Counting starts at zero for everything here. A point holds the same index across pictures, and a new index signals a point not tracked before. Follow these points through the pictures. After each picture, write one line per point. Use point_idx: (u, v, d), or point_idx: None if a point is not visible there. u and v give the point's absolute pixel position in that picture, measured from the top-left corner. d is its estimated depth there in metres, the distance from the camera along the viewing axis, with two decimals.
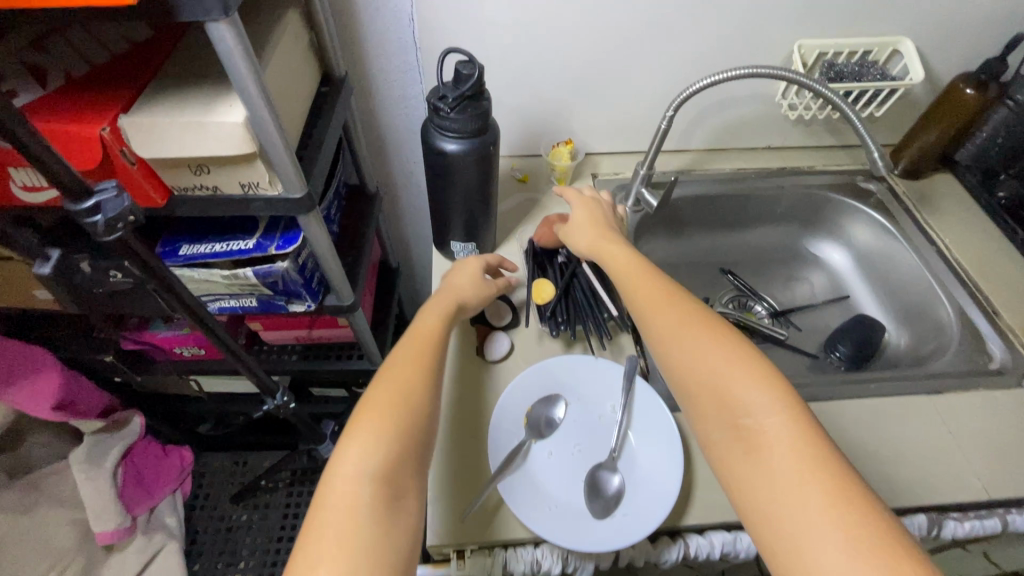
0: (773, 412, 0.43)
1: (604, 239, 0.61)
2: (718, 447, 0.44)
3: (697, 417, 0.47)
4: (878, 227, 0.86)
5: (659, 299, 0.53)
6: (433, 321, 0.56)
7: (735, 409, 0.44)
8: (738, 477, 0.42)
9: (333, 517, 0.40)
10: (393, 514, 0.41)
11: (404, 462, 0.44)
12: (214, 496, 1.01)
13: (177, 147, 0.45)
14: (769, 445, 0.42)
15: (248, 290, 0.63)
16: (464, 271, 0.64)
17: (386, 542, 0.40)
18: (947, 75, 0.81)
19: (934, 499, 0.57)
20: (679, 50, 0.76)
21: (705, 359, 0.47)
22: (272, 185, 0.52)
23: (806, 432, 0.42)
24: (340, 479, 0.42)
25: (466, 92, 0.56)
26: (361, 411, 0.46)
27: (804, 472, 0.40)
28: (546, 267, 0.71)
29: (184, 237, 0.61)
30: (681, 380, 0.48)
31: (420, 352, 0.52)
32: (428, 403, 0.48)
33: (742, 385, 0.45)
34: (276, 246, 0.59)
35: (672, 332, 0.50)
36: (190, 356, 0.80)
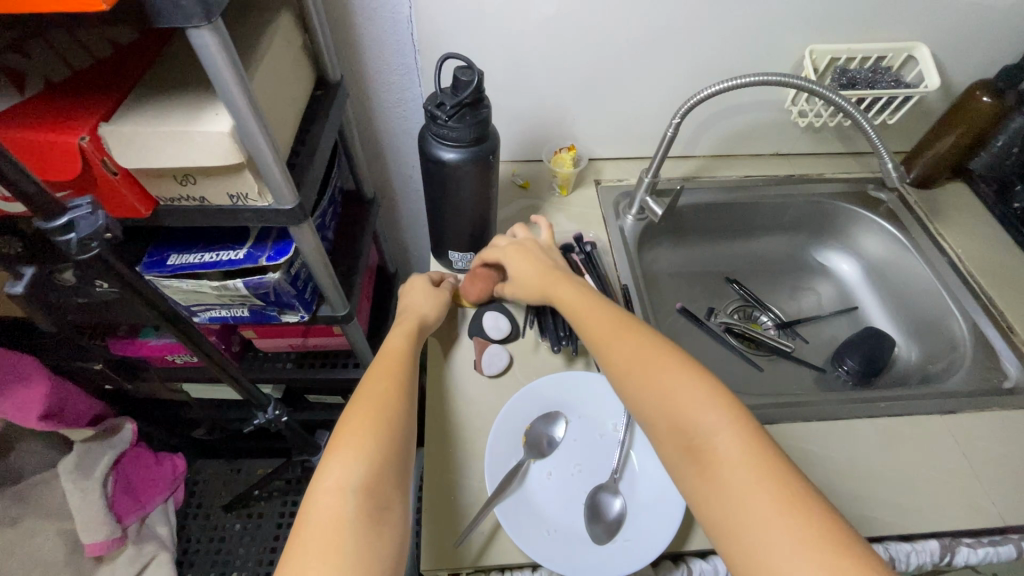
0: (722, 426, 0.43)
1: (552, 278, 0.61)
2: (677, 468, 0.44)
3: (656, 441, 0.46)
4: (888, 238, 0.84)
5: (610, 325, 0.53)
6: (402, 342, 0.55)
7: (688, 430, 0.44)
8: (698, 497, 0.42)
9: (317, 530, 0.38)
10: (380, 524, 0.39)
11: (389, 472, 0.42)
12: (208, 504, 0.99)
13: (159, 158, 0.43)
14: (720, 462, 0.41)
15: (240, 300, 0.61)
16: (421, 291, 0.64)
17: (375, 556, 0.38)
18: (962, 82, 0.79)
19: (947, 526, 0.55)
20: (685, 55, 0.74)
21: (656, 380, 0.47)
22: (262, 196, 0.50)
23: (755, 445, 0.41)
24: (321, 492, 0.40)
25: (464, 99, 0.53)
26: (341, 427, 0.44)
27: (756, 486, 0.39)
28: None
29: (172, 247, 0.59)
30: (637, 404, 0.48)
31: (391, 366, 0.51)
32: (407, 412, 0.47)
33: (692, 404, 0.44)
34: (266, 257, 0.57)
35: (623, 357, 0.50)
36: (182, 363, 0.78)
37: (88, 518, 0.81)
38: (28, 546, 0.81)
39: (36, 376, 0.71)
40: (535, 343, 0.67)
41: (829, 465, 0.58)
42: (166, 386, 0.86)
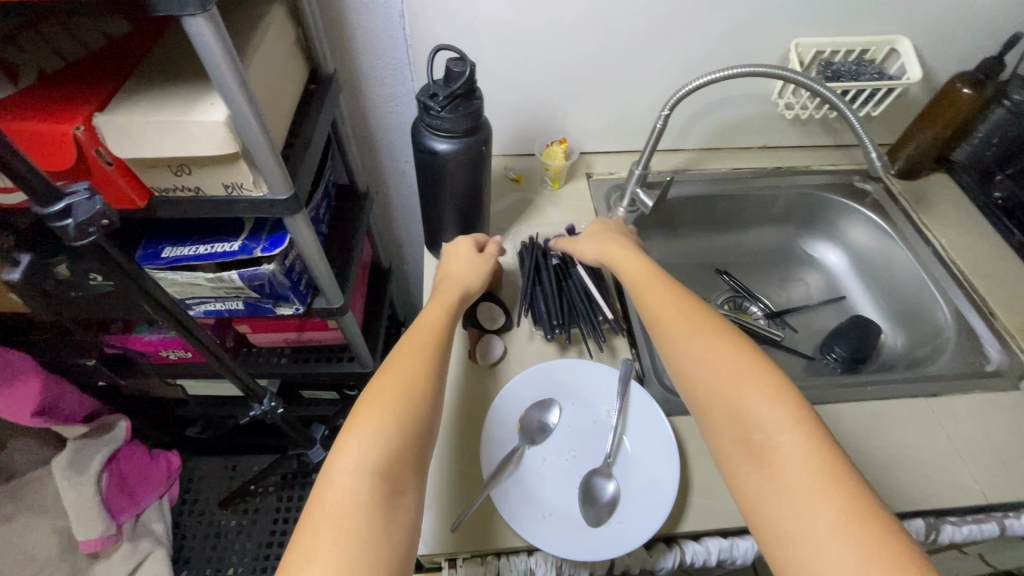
0: (788, 426, 0.42)
1: (616, 248, 0.62)
2: (729, 459, 0.43)
3: (709, 431, 0.45)
4: (874, 228, 0.85)
5: (673, 308, 0.52)
6: (440, 313, 0.54)
7: (749, 423, 0.43)
8: (749, 491, 0.41)
9: (330, 511, 0.38)
10: (393, 509, 0.39)
11: (406, 455, 0.41)
12: (203, 501, 0.99)
13: (154, 148, 0.44)
14: (782, 460, 0.40)
15: (234, 293, 0.62)
16: (459, 256, 0.62)
17: (387, 541, 0.38)
18: (944, 74, 0.81)
19: (932, 504, 0.57)
20: (674, 49, 0.75)
21: (719, 369, 0.46)
22: (257, 186, 0.50)
23: (819, 448, 0.40)
24: (340, 471, 0.40)
25: (457, 90, 0.54)
26: (362, 404, 0.43)
27: (819, 488, 0.38)
28: (541, 267, 0.70)
29: (167, 240, 0.59)
30: (694, 392, 0.47)
31: (424, 339, 0.50)
32: (433, 393, 0.46)
33: (756, 399, 0.43)
34: (261, 249, 0.57)
35: (684, 344, 0.48)
36: (176, 359, 0.78)
37: (83, 514, 0.81)
38: (21, 543, 0.81)
39: (30, 373, 0.71)
40: (529, 333, 0.68)
41: None
42: (161, 381, 0.86)
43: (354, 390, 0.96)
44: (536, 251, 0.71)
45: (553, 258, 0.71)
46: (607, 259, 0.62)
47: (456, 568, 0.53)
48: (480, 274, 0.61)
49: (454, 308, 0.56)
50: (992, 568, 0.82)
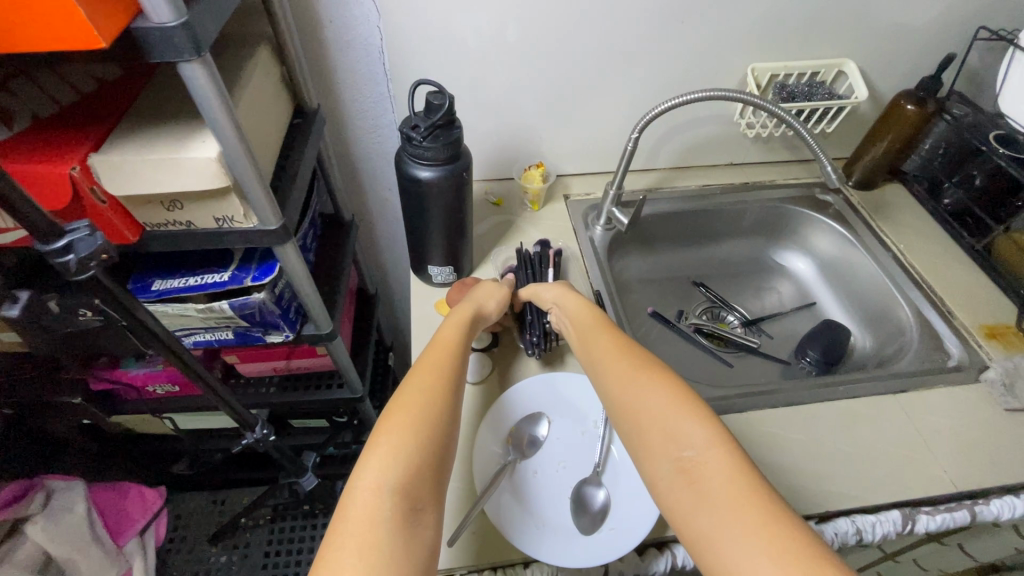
0: (712, 448, 0.44)
1: (568, 295, 0.63)
2: (663, 481, 0.44)
3: (642, 456, 0.47)
4: (837, 236, 0.90)
5: (611, 348, 0.55)
6: (452, 332, 0.57)
7: (679, 445, 0.45)
8: (681, 509, 0.42)
9: (353, 528, 0.39)
10: (415, 525, 0.40)
11: (425, 474, 0.43)
12: (191, 538, 0.97)
13: (149, 184, 0.46)
14: (709, 476, 0.42)
15: (225, 322, 0.63)
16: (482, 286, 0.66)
17: (408, 555, 0.39)
18: (889, 92, 0.87)
19: (905, 495, 0.59)
20: (640, 76, 0.80)
21: (650, 399, 0.48)
22: (247, 219, 0.52)
23: (742, 463, 0.43)
24: (360, 491, 0.41)
25: (437, 120, 0.57)
26: (383, 424, 0.45)
27: (742, 502, 0.40)
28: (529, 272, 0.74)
29: (156, 273, 0.60)
30: (630, 421, 0.49)
31: (442, 358, 0.53)
32: (450, 412, 0.48)
33: (684, 422, 0.46)
34: (251, 278, 0.59)
35: (618, 379, 0.52)
36: (163, 394, 0.80)
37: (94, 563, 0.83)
38: None
39: None
40: (513, 350, 0.70)
41: (795, 446, 0.63)
42: (145, 417, 0.86)
43: (344, 417, 0.96)
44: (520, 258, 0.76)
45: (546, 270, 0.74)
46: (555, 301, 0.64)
47: None
48: (492, 297, 0.65)
49: (465, 327, 0.58)
50: (972, 557, 0.85)
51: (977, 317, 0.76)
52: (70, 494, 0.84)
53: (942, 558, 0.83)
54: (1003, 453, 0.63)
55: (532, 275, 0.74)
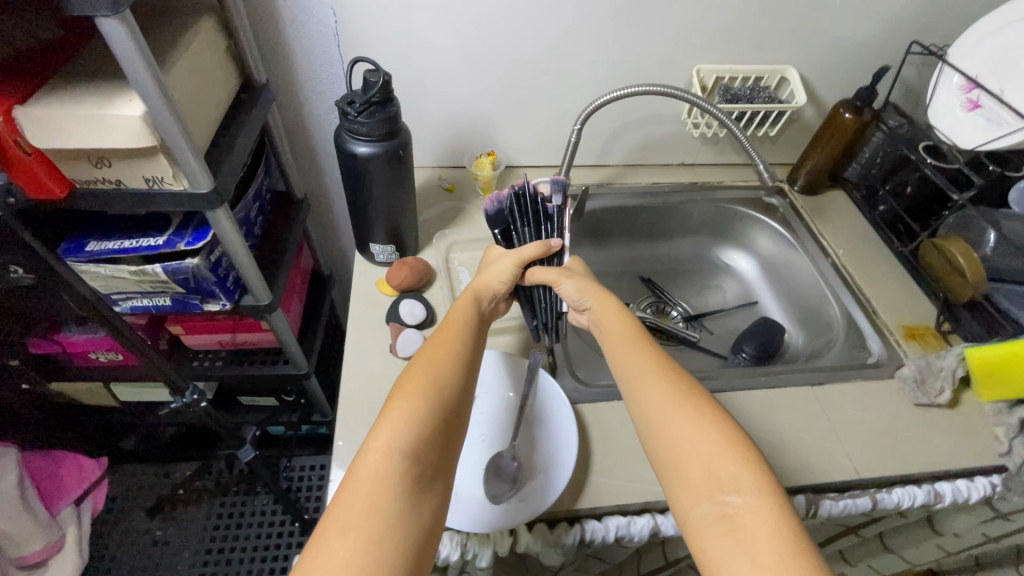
0: (758, 500, 0.45)
1: (602, 301, 0.63)
2: (700, 523, 0.46)
3: (680, 490, 0.49)
4: (778, 237, 0.94)
5: (652, 372, 0.55)
6: (464, 318, 0.58)
7: (722, 489, 0.47)
8: (718, 552, 0.44)
9: (363, 486, 0.42)
10: (422, 493, 0.44)
11: (432, 442, 0.46)
12: (129, 509, 0.96)
13: (71, 139, 0.47)
14: (751, 527, 0.44)
15: (160, 287, 0.64)
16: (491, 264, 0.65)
17: (410, 518, 0.42)
18: (831, 101, 0.91)
19: (812, 480, 0.62)
20: (588, 71, 0.82)
21: (696, 438, 0.50)
22: (177, 181, 0.54)
23: (784, 518, 0.44)
24: (372, 450, 0.44)
25: (372, 97, 0.59)
26: (397, 395, 0.48)
27: (784, 555, 0.42)
28: (524, 224, 0.66)
29: (92, 235, 0.61)
30: (669, 454, 0.50)
31: (453, 337, 0.55)
32: (460, 390, 0.51)
33: (731, 468, 0.47)
34: (185, 243, 0.60)
35: (661, 410, 0.52)
36: (106, 362, 0.80)
37: (26, 529, 0.83)
38: None
39: None
40: None
41: None
42: (89, 386, 0.85)
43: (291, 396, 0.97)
44: (526, 208, 0.66)
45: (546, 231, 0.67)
46: (592, 307, 0.63)
47: None
48: (502, 281, 0.63)
49: (480, 308, 0.60)
50: (896, 554, 0.88)
51: (900, 318, 0.79)
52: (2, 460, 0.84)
53: (865, 552, 0.86)
54: (908, 444, 0.65)
55: (530, 231, 0.66)
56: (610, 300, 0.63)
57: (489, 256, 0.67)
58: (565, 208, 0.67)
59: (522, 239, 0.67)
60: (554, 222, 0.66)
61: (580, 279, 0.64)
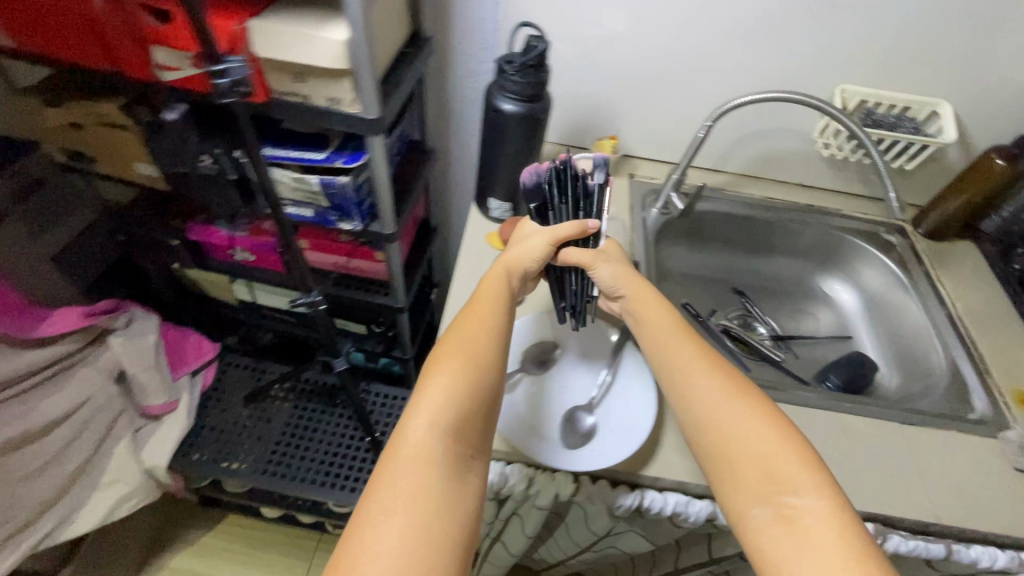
0: (819, 502, 0.44)
1: (640, 284, 0.61)
2: (757, 520, 0.46)
3: (732, 486, 0.48)
4: (889, 274, 0.90)
5: (699, 363, 0.55)
6: (494, 294, 0.57)
7: (780, 489, 0.46)
8: (777, 549, 0.44)
9: (408, 464, 0.45)
10: (464, 470, 0.46)
11: (471, 421, 0.48)
12: (227, 396, 1.07)
13: (286, 51, 0.56)
14: (812, 528, 0.43)
15: (310, 198, 0.74)
16: (522, 238, 0.62)
17: (454, 495, 0.44)
18: (982, 145, 0.86)
19: (884, 512, 0.60)
20: (728, 73, 0.83)
21: (749, 439, 0.49)
22: (353, 104, 0.61)
23: (845, 519, 0.44)
24: (414, 430, 0.46)
25: (531, 60, 0.64)
26: (433, 371, 0.50)
27: (848, 556, 0.41)
28: (559, 203, 0.62)
29: (268, 141, 0.72)
30: (719, 448, 0.50)
31: (489, 309, 0.56)
32: (494, 364, 0.52)
33: (789, 465, 0.47)
34: (342, 160, 0.68)
35: (710, 402, 0.52)
36: (241, 259, 0.94)
37: (155, 386, 0.93)
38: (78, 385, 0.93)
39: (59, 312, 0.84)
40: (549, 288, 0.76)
41: None
42: (219, 280, 1.00)
43: (380, 328, 1.07)
44: (564, 184, 0.61)
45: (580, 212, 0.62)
46: (626, 290, 0.61)
47: None
48: (534, 259, 0.60)
49: (512, 287, 0.59)
50: None
51: (1014, 381, 0.74)
52: (147, 323, 0.95)
53: None
54: (1001, 507, 0.62)
55: (565, 209, 0.62)
56: (646, 289, 0.61)
57: (522, 231, 0.64)
58: (607, 187, 0.63)
59: (558, 217, 0.62)
60: (591, 203, 0.62)
61: (616, 265, 0.62)
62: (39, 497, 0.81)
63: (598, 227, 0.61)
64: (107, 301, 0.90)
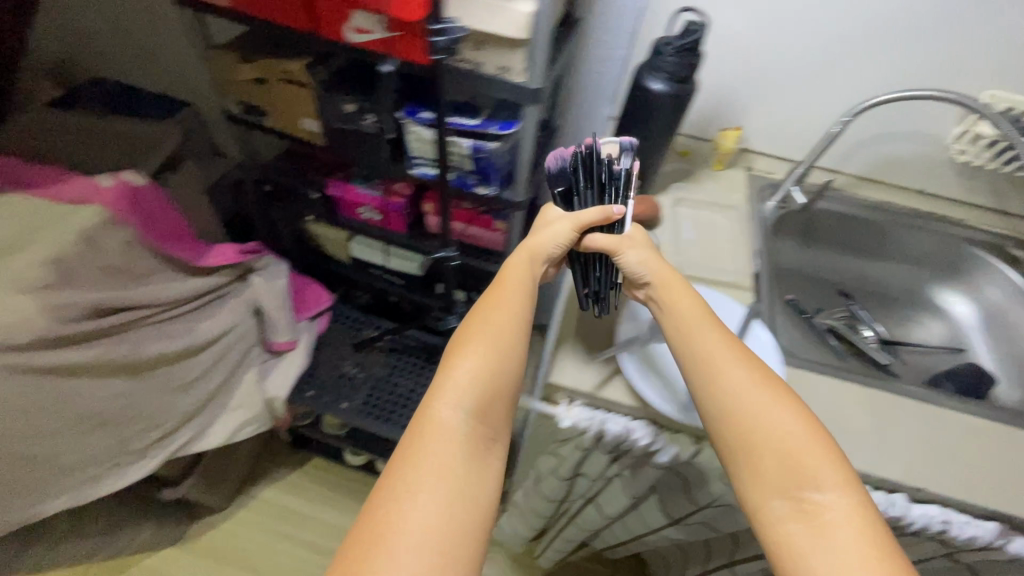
0: (845, 502, 0.44)
1: (668, 272, 0.59)
2: (775, 513, 0.46)
3: (753, 479, 0.48)
4: (1013, 289, 0.88)
5: (727, 351, 0.53)
6: (517, 276, 0.57)
7: (802, 485, 0.45)
8: (798, 543, 0.44)
9: (427, 448, 0.47)
10: (484, 453, 0.49)
11: (493, 403, 0.50)
12: (333, 343, 1.15)
13: (475, 19, 0.62)
14: (833, 526, 0.43)
15: (456, 162, 0.80)
16: (544, 223, 0.62)
17: (473, 477, 0.46)
18: None
19: (1009, 512, 0.61)
20: (867, 71, 0.84)
21: (771, 434, 0.48)
22: (520, 74, 0.67)
23: (866, 518, 0.44)
24: (434, 413, 0.49)
25: (689, 42, 0.68)
26: (454, 354, 0.52)
27: (867, 555, 0.42)
28: (583, 188, 0.61)
29: (424, 106, 0.78)
30: (740, 440, 0.49)
31: (513, 291, 0.56)
32: (516, 343, 0.53)
33: (815, 460, 0.46)
34: (495, 128, 0.74)
35: (734, 392, 0.51)
36: (367, 218, 1.02)
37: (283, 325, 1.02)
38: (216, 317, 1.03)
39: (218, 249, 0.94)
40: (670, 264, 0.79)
41: (906, 431, 0.66)
42: (343, 236, 1.09)
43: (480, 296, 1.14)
44: (590, 169, 0.60)
45: (603, 199, 0.61)
46: (654, 275, 0.59)
47: (572, 406, 0.67)
48: (557, 245, 0.60)
49: (537, 270, 0.60)
50: None
51: None
52: (281, 270, 1.03)
53: None
54: None
55: (589, 193, 0.61)
56: (668, 277, 0.59)
57: (546, 216, 0.63)
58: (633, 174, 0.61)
59: (582, 203, 0.62)
60: (616, 190, 0.61)
61: (643, 249, 0.60)
62: (184, 409, 0.91)
63: (623, 214, 0.60)
64: (252, 245, 0.99)
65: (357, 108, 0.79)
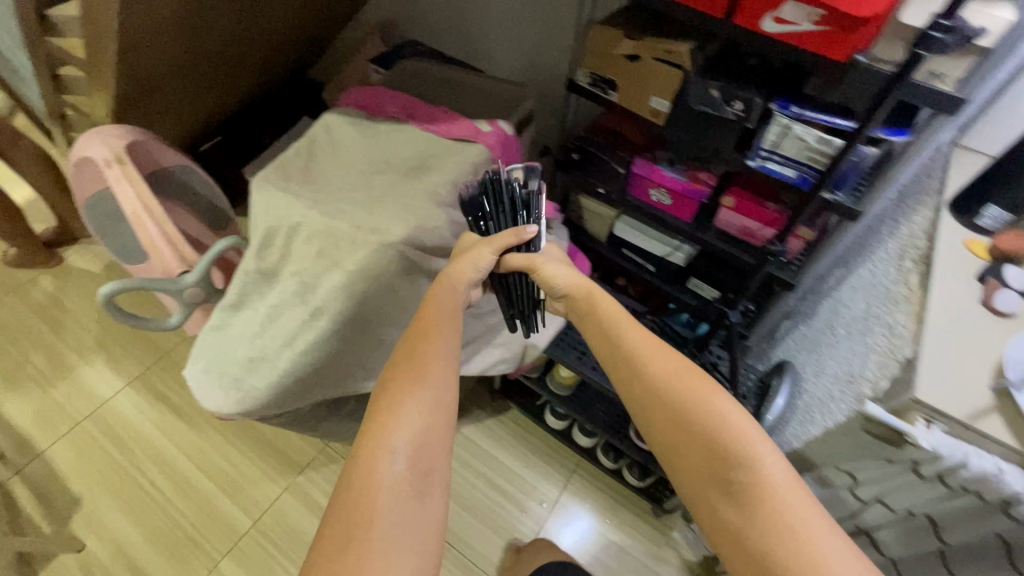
0: (783, 466, 0.56)
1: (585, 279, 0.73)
2: (731, 526, 0.56)
3: (694, 479, 0.59)
4: None
5: (647, 347, 0.65)
6: (442, 297, 0.68)
7: (758, 499, 0.55)
8: (771, 558, 0.53)
9: (365, 508, 0.51)
10: (419, 497, 0.53)
11: (434, 426, 0.57)
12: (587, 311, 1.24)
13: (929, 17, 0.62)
14: (803, 536, 0.52)
15: (811, 158, 0.79)
16: (466, 259, 0.72)
17: (416, 518, 0.52)
18: None
19: None
20: None
21: (712, 428, 0.58)
22: (949, 81, 0.64)
23: (817, 513, 0.54)
24: (371, 459, 0.54)
25: None
26: (387, 393, 0.57)
27: (831, 535, 0.52)
28: (489, 205, 0.77)
29: (795, 102, 0.79)
30: (677, 442, 0.60)
31: (436, 317, 0.65)
32: (447, 356, 0.62)
33: (764, 473, 0.55)
34: (881, 133, 0.74)
35: (655, 395, 0.62)
36: (655, 201, 1.04)
37: None
38: None
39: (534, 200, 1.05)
40: None
41: None
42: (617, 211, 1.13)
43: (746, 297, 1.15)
44: (497, 189, 0.77)
45: (515, 215, 0.77)
46: (571, 287, 0.73)
47: (929, 426, 0.65)
48: (476, 269, 0.72)
49: (460, 294, 0.69)
50: None
51: None
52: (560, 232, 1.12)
53: None
54: None
55: (500, 209, 0.77)
56: (589, 288, 0.72)
57: (466, 241, 0.78)
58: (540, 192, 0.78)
59: (494, 222, 0.78)
60: (525, 203, 0.77)
61: (560, 265, 0.75)
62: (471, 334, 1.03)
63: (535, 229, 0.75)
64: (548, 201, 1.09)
65: (724, 94, 0.82)
